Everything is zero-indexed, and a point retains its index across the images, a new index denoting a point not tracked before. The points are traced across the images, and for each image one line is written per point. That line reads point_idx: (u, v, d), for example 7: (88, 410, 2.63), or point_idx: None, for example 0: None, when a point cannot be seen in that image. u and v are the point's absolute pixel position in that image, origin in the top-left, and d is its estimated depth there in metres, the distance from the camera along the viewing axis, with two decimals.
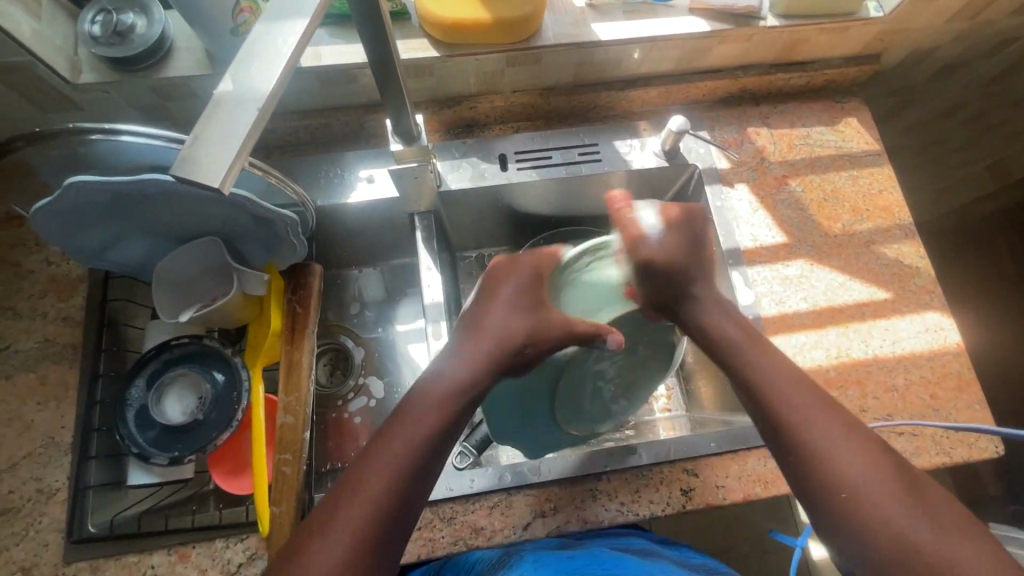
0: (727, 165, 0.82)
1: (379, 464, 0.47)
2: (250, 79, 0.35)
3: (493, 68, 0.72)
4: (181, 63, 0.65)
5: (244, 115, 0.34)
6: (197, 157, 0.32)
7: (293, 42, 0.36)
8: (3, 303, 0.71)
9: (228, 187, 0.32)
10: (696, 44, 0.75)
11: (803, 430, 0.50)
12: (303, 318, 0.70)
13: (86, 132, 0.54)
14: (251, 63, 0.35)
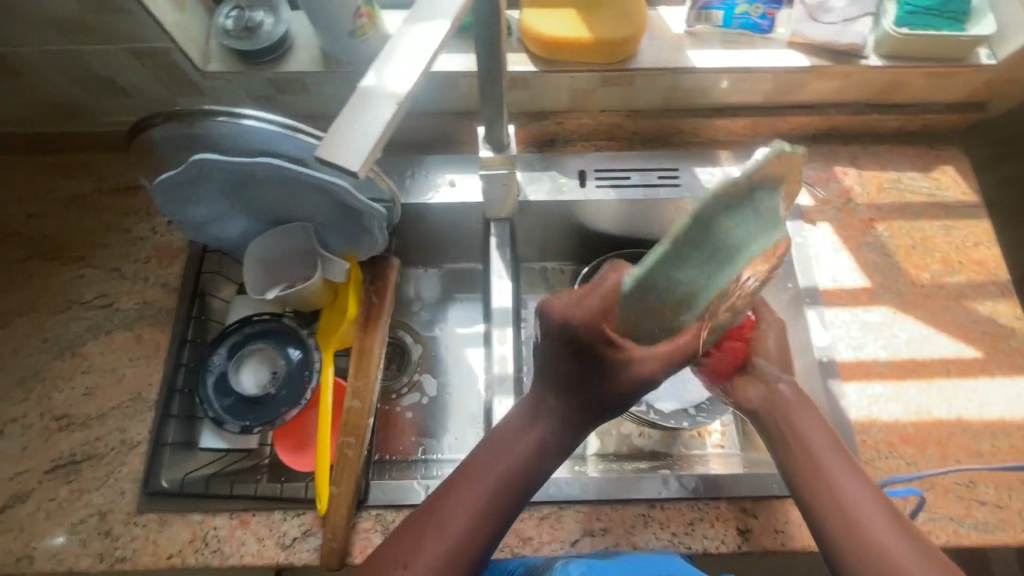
0: (811, 203, 0.80)
1: (454, 504, 0.49)
2: (393, 76, 0.37)
3: (585, 86, 0.74)
4: (298, 61, 0.70)
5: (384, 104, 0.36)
6: (339, 139, 0.35)
7: (432, 45, 0.39)
8: (111, 264, 0.77)
9: (365, 170, 0.34)
10: (791, 79, 0.74)
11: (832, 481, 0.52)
12: (377, 310, 0.72)
13: (214, 114, 0.60)
14: (392, 60, 0.38)
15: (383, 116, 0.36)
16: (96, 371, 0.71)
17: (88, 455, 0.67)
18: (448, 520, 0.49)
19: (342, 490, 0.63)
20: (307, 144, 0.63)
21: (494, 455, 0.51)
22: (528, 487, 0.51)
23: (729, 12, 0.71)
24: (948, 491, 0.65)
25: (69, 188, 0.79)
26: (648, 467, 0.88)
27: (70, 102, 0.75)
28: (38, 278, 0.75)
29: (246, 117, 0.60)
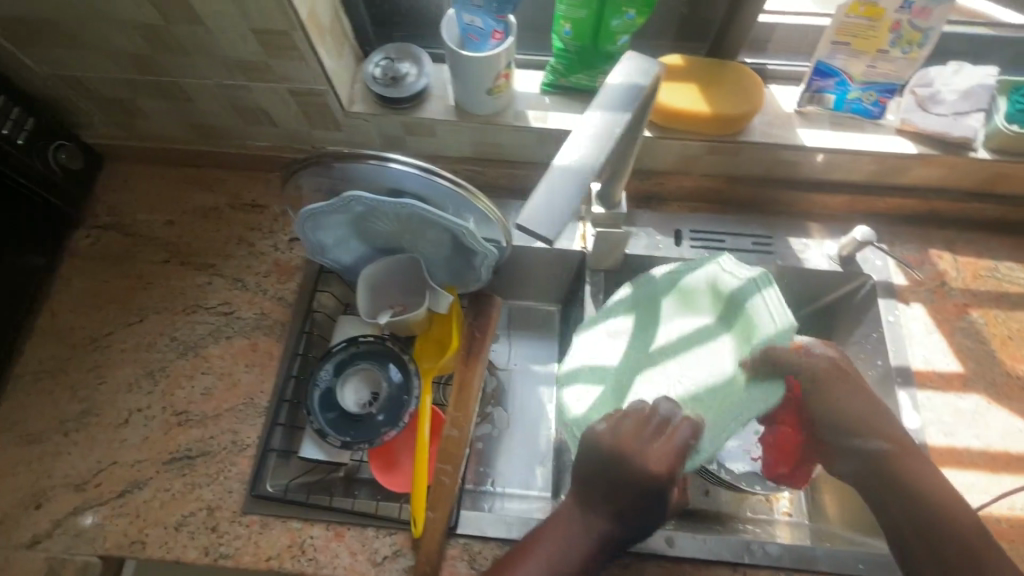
0: (904, 282, 0.81)
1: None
2: (580, 157, 0.44)
3: (695, 153, 0.78)
4: (433, 108, 0.76)
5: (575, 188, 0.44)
6: (536, 215, 0.42)
7: (614, 129, 0.45)
8: (234, 275, 0.83)
9: (553, 239, 0.42)
10: (897, 163, 0.77)
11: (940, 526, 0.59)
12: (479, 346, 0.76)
13: (367, 158, 0.65)
14: (583, 146, 0.45)
15: (573, 200, 0.43)
16: (215, 373, 0.77)
17: (201, 452, 0.72)
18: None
19: (437, 515, 0.66)
20: (441, 188, 0.69)
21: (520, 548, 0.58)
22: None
23: (843, 97, 0.74)
24: None
25: (210, 200, 0.88)
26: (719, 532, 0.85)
27: (222, 126, 0.83)
28: (174, 280, 0.83)
29: (393, 161, 0.66)
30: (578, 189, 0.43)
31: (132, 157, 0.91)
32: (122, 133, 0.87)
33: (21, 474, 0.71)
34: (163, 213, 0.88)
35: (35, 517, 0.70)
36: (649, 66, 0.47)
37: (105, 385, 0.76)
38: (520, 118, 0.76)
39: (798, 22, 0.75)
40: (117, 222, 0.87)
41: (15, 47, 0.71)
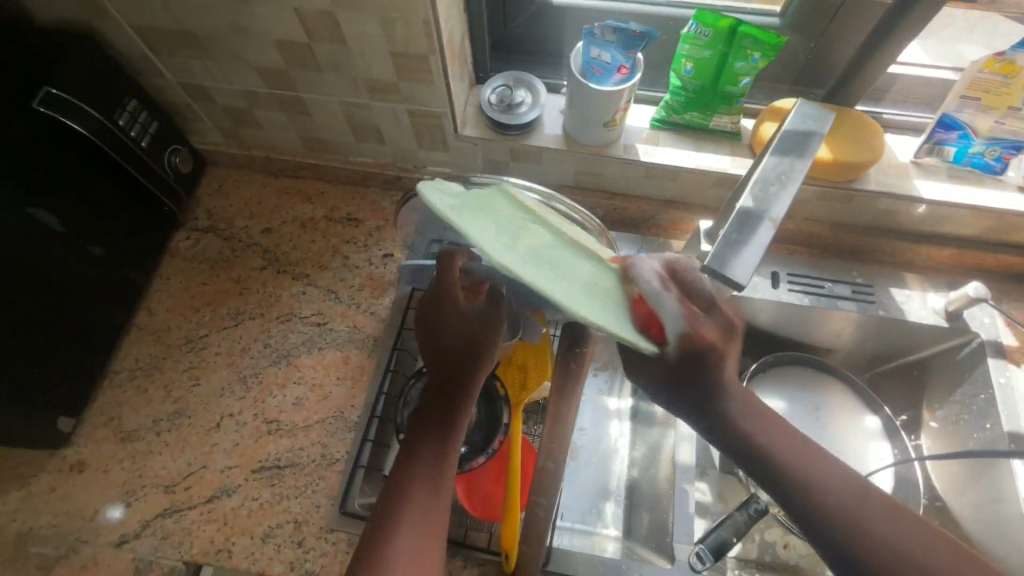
0: (1015, 343, 0.79)
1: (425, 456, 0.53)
2: (766, 205, 0.50)
3: (803, 198, 0.77)
4: (543, 137, 0.77)
5: (757, 231, 0.49)
6: (720, 261, 0.48)
7: (796, 177, 0.50)
8: (330, 287, 0.84)
9: (745, 282, 0.48)
10: (1016, 221, 0.75)
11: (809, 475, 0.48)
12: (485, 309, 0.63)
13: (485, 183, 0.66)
14: (764, 193, 0.50)
15: (757, 244, 0.48)
16: (307, 383, 0.77)
17: (291, 463, 0.72)
18: (441, 490, 0.52)
19: (531, 550, 0.65)
20: (556, 214, 0.68)
21: (450, 412, 0.57)
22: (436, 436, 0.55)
23: (963, 151, 0.73)
24: None
25: (306, 212, 0.90)
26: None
27: (329, 140, 0.85)
28: (269, 287, 0.84)
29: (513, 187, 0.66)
30: (759, 234, 0.49)
31: (232, 164, 0.93)
32: (230, 142, 0.90)
33: (112, 471, 0.72)
34: (259, 221, 0.89)
35: (123, 516, 0.69)
36: (826, 112, 0.51)
37: (199, 387, 0.77)
38: (631, 151, 0.77)
39: (921, 75, 0.75)
40: (216, 227, 0.89)
41: (152, 54, 0.73)
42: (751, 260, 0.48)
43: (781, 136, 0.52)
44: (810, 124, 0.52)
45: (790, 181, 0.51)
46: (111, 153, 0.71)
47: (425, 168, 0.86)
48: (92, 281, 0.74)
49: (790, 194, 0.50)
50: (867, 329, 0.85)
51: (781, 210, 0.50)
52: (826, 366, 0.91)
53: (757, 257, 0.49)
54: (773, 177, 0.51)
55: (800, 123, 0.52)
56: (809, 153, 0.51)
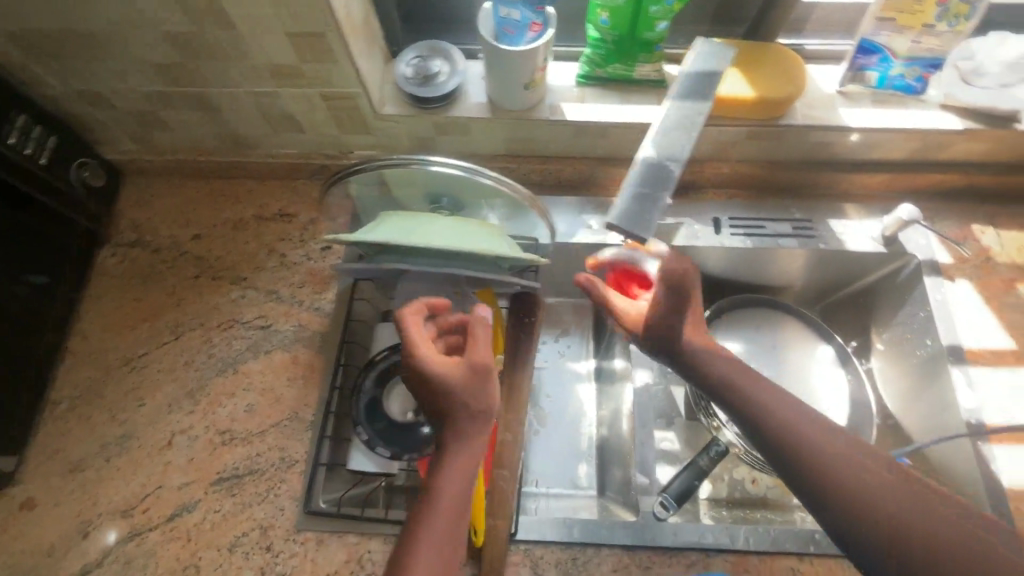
0: (950, 260, 0.80)
1: (442, 503, 0.55)
2: (668, 151, 0.50)
3: (733, 139, 0.77)
4: (467, 107, 0.75)
5: (660, 178, 0.49)
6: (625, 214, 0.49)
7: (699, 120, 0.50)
8: (269, 287, 0.81)
9: (651, 234, 0.48)
10: (941, 140, 0.76)
11: (803, 442, 0.56)
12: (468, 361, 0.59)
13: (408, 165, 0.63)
14: (667, 139, 0.50)
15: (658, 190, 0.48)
16: (258, 388, 0.75)
17: (250, 470, 0.71)
18: (449, 567, 0.53)
19: (499, 521, 0.65)
20: (482, 186, 0.66)
21: (461, 469, 0.57)
22: (449, 484, 0.56)
23: (884, 75, 0.74)
24: None
25: (236, 213, 0.86)
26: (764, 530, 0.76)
27: (246, 134, 0.80)
28: (206, 296, 0.81)
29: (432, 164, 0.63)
30: (663, 179, 0.48)
31: (149, 171, 0.88)
32: (141, 148, 0.85)
33: (64, 503, 0.70)
34: (186, 227, 0.85)
35: (82, 548, 0.67)
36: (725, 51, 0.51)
37: (145, 407, 0.74)
38: (557, 111, 0.75)
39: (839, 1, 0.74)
40: (141, 239, 0.85)
41: (31, 61, 0.68)
42: (654, 207, 0.49)
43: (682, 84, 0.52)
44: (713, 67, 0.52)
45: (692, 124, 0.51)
46: (4, 173, 0.66)
47: (352, 152, 0.83)
48: (11, 312, 0.70)
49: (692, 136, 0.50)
50: (810, 263, 0.86)
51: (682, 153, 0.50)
52: (778, 308, 0.95)
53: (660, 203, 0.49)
54: (676, 121, 0.51)
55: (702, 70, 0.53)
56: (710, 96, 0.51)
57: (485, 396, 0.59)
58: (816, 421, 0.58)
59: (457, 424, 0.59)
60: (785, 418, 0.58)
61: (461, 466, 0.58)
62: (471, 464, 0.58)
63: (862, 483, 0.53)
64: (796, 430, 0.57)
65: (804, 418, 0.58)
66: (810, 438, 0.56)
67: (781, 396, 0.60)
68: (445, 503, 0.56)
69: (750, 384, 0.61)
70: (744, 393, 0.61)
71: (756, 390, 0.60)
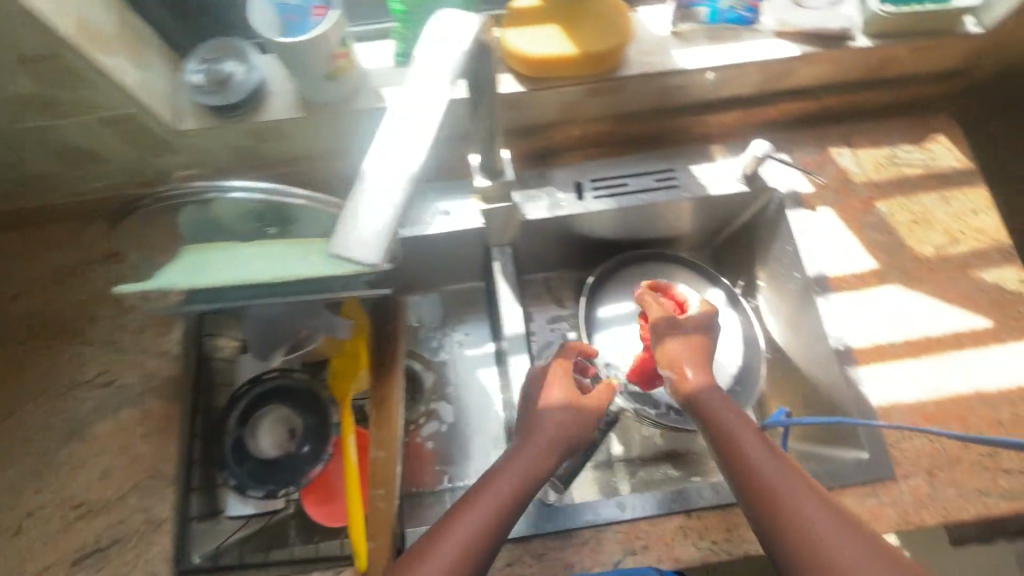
0: (810, 188, 0.79)
1: (486, 495, 0.54)
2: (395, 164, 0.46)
3: (574, 99, 0.71)
4: (277, 107, 0.67)
5: (383, 199, 0.45)
6: (348, 240, 0.44)
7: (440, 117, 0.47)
8: (107, 338, 0.74)
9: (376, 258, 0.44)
10: (782, 68, 0.73)
11: (788, 497, 0.51)
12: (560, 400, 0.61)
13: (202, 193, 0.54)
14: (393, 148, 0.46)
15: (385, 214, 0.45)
16: (111, 450, 0.69)
17: (114, 540, 0.65)
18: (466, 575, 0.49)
19: (379, 544, 0.62)
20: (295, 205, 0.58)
21: (532, 463, 0.57)
22: (500, 488, 0.55)
23: (713, 10, 0.71)
24: (972, 464, 0.68)
25: (59, 261, 0.77)
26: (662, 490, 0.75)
27: (40, 175, 0.71)
28: (37, 361, 0.73)
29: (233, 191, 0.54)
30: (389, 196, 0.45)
31: None
32: None
33: None
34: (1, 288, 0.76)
35: None
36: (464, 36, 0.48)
37: None
38: (377, 98, 0.68)
39: None
40: None
41: None
42: (379, 230, 0.45)
43: (401, 91, 0.48)
44: (433, 69, 0.47)
45: (418, 133, 0.47)
46: None
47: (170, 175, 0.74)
48: None
49: (421, 151, 0.47)
50: (682, 212, 0.84)
51: (410, 173, 0.46)
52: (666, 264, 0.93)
53: (387, 227, 0.45)
54: (401, 133, 0.47)
55: (427, 69, 0.47)
56: (438, 103, 0.47)
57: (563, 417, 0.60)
58: (844, 522, 0.49)
59: (513, 461, 0.57)
60: (796, 511, 0.50)
61: (536, 477, 0.56)
62: (512, 502, 0.54)
63: (843, 560, 0.46)
64: (812, 529, 0.48)
65: (825, 512, 0.49)
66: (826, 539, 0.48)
67: (805, 484, 0.52)
68: (457, 543, 0.50)
69: (771, 460, 0.54)
70: (756, 471, 0.53)
71: (768, 468, 0.53)
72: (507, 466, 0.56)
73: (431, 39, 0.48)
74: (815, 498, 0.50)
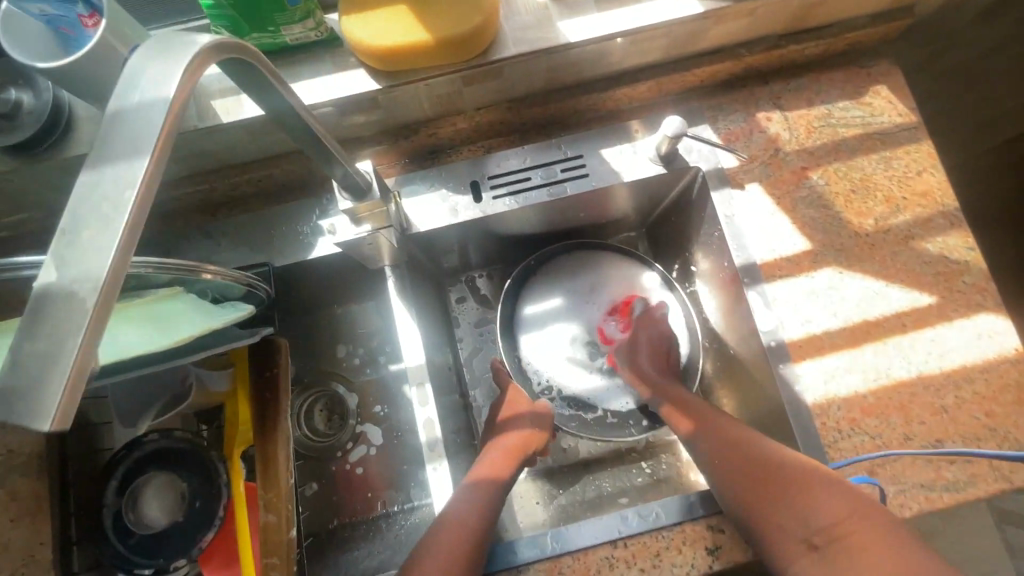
0: (736, 163, 0.70)
1: (457, 518, 0.54)
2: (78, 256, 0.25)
3: (448, 90, 0.62)
4: (84, 137, 0.56)
5: (67, 321, 0.24)
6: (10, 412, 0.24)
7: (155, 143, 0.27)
8: None
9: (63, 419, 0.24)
10: (690, 29, 0.63)
11: (714, 444, 0.64)
12: (511, 442, 0.64)
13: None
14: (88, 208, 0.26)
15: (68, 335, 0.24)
16: None
17: None
18: None
19: None
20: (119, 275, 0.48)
21: (495, 474, 0.60)
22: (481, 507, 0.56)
23: None
24: (915, 458, 0.62)
25: None
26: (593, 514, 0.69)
27: None
28: None
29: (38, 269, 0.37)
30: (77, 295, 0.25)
31: None
32: None
33: None
34: None
35: None
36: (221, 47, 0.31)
37: None
38: (208, 115, 0.58)
39: None
40: None
41: None
42: (56, 389, 0.24)
43: (116, 120, 0.27)
44: (149, 90, 0.28)
45: (117, 190, 0.26)
46: None
47: None
48: None
49: (120, 218, 0.26)
50: (599, 199, 0.75)
51: (100, 264, 0.25)
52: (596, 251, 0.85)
53: (79, 371, 0.24)
54: (90, 200, 0.26)
55: (131, 89, 0.28)
56: (154, 134, 0.27)
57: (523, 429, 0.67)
58: (770, 454, 0.60)
59: (484, 484, 0.59)
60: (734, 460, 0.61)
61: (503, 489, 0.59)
62: (485, 524, 0.54)
63: (772, 487, 0.57)
64: (745, 469, 0.60)
65: (756, 453, 0.60)
66: (754, 473, 0.59)
67: (742, 436, 0.63)
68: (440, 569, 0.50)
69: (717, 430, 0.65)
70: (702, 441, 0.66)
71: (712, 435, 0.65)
72: (474, 492, 0.57)
73: (153, 49, 0.29)
74: (748, 448, 0.61)
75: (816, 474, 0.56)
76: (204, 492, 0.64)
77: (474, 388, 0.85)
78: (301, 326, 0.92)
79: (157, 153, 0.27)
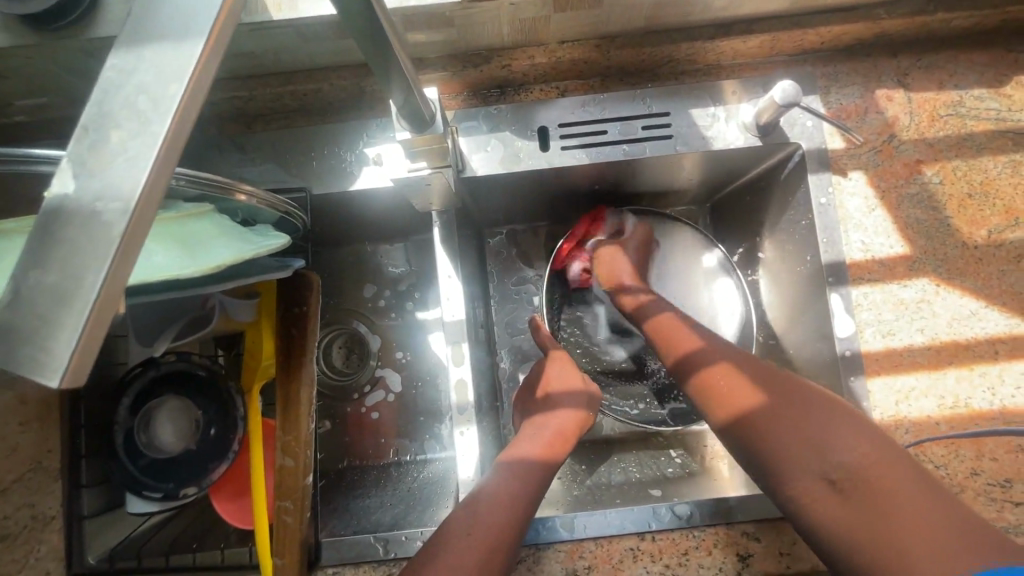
0: (841, 147, 0.62)
1: (497, 497, 0.51)
2: (106, 166, 0.19)
3: (535, 14, 0.54)
4: (112, 15, 0.48)
5: (86, 250, 0.19)
6: (11, 361, 0.19)
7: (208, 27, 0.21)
8: None
9: (79, 377, 0.18)
10: None
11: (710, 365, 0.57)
12: (562, 424, 0.61)
13: (36, 164, 0.31)
14: (125, 110, 0.20)
15: (87, 267, 0.19)
16: None
17: None
18: None
19: (286, 561, 0.55)
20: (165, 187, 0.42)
21: (539, 451, 0.58)
22: (528, 493, 0.53)
23: None
24: (980, 495, 0.56)
25: None
26: (622, 502, 0.66)
27: None
28: None
29: (48, 160, 0.31)
30: (99, 215, 0.19)
31: None
32: None
33: None
34: None
35: None
36: None
37: None
38: (255, 9, 0.50)
39: None
40: None
41: None
42: (69, 337, 0.18)
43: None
44: None
45: (159, 85, 0.20)
46: None
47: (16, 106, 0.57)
48: None
49: (158, 124, 0.20)
50: (675, 166, 0.67)
51: (133, 181, 0.19)
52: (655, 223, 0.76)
53: (101, 311, 0.19)
54: (123, 91, 0.20)
55: None
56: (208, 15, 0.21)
57: (573, 398, 0.64)
58: (774, 384, 0.52)
59: (525, 463, 0.55)
60: (737, 390, 0.53)
61: (552, 473, 0.56)
62: (525, 503, 0.51)
63: (783, 420, 0.49)
64: (748, 401, 0.52)
65: (757, 375, 0.54)
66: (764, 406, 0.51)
67: (745, 362, 0.56)
68: (477, 547, 0.47)
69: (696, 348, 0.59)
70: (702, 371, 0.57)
71: (707, 360, 0.57)
72: (513, 470, 0.54)
73: None
74: (741, 363, 0.56)
75: (833, 409, 0.49)
76: (222, 425, 0.61)
77: (503, 348, 0.80)
78: (328, 259, 0.87)
79: (213, 40, 0.21)
